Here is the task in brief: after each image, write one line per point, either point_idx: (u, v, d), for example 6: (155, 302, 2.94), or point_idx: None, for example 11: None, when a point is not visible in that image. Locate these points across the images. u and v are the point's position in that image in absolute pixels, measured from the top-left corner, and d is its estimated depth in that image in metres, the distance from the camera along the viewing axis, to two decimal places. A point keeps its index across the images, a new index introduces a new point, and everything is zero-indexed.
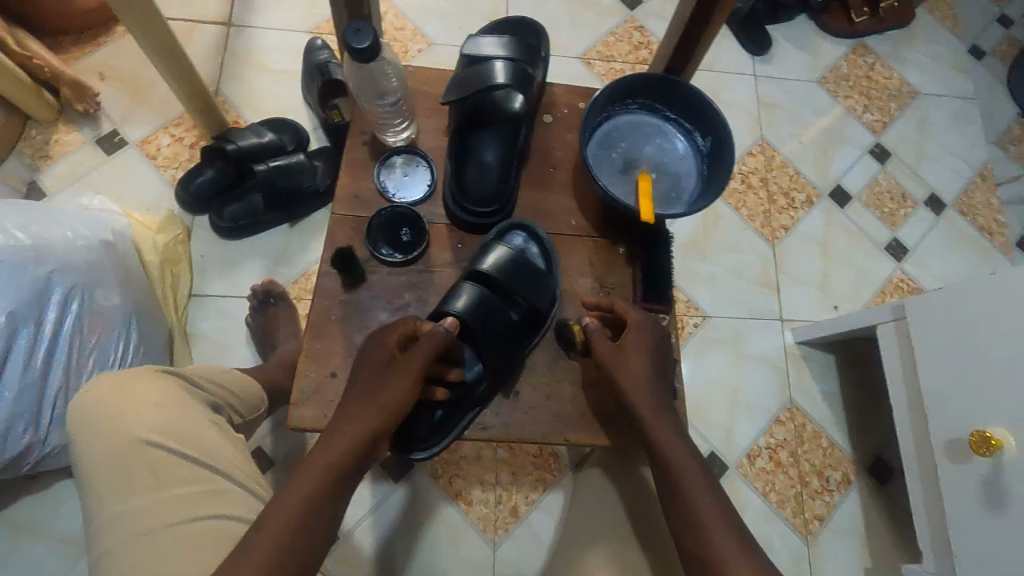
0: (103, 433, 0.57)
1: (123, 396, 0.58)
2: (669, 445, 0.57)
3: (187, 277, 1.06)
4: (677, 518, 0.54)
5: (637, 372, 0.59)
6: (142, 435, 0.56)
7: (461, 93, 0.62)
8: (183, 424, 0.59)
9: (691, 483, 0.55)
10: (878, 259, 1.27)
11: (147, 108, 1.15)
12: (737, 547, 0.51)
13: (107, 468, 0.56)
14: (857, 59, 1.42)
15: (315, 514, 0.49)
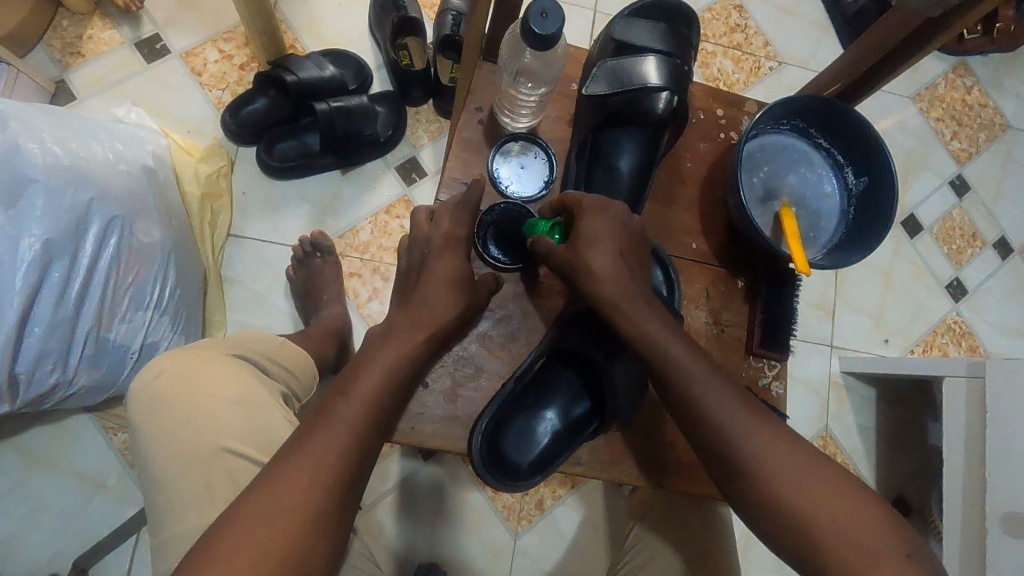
0: (180, 433, 0.54)
1: (198, 391, 0.55)
2: (671, 353, 0.51)
3: (226, 214, 0.97)
4: (695, 430, 0.50)
5: (600, 264, 0.53)
6: (221, 442, 0.53)
7: (610, 86, 0.54)
8: (261, 427, 0.56)
9: (707, 389, 0.50)
10: (937, 296, 1.23)
11: (195, 14, 1.02)
12: (769, 444, 0.48)
13: (183, 474, 0.52)
14: (956, 80, 1.33)
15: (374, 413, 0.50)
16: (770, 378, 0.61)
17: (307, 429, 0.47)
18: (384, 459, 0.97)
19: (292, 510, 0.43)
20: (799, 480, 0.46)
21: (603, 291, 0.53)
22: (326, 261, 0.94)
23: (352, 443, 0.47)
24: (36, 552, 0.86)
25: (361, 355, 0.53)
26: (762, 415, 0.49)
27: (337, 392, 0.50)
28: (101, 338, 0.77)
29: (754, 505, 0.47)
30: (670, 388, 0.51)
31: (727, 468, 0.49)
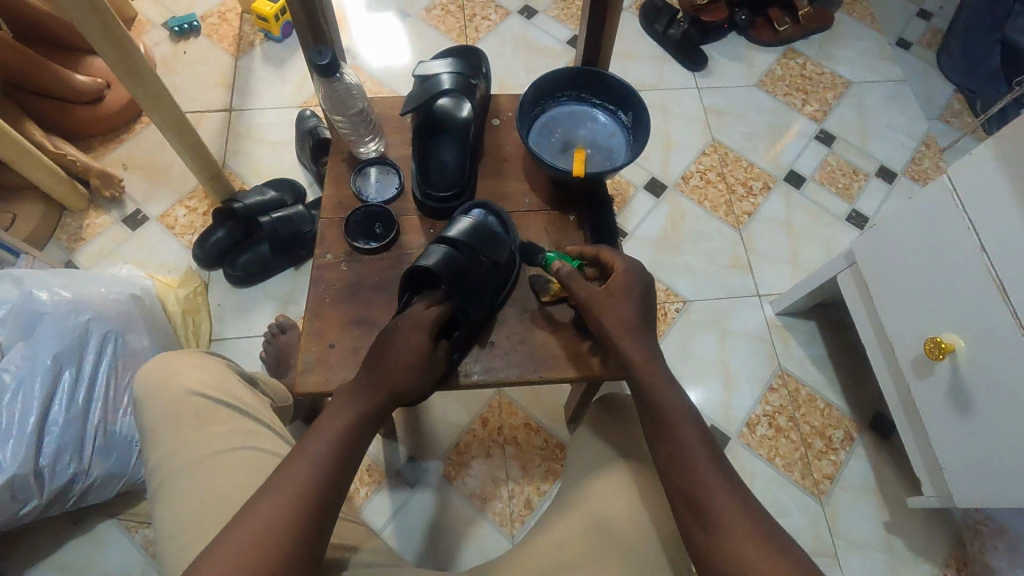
0: (156, 389, 0.66)
1: (169, 360, 0.68)
2: (673, 412, 0.58)
3: (207, 324, 1.17)
4: (672, 473, 0.55)
5: (620, 315, 0.63)
6: (187, 387, 0.66)
7: (416, 103, 0.76)
8: (221, 380, 0.68)
9: (698, 448, 0.55)
10: (841, 229, 1.36)
11: (165, 187, 1.31)
12: (738, 511, 0.51)
13: (160, 415, 0.64)
14: (789, 62, 1.58)
15: (348, 445, 0.54)
16: None
17: (289, 458, 0.52)
18: (376, 496, 1.06)
19: (285, 513, 0.48)
20: (759, 551, 0.49)
21: (622, 343, 0.62)
22: (291, 333, 1.12)
23: (335, 468, 0.52)
24: None
25: (342, 396, 0.58)
26: (746, 500, 0.52)
27: (322, 426, 0.55)
28: (108, 431, 0.93)
29: (710, 553, 0.51)
30: (662, 436, 0.57)
31: (694, 510, 0.53)
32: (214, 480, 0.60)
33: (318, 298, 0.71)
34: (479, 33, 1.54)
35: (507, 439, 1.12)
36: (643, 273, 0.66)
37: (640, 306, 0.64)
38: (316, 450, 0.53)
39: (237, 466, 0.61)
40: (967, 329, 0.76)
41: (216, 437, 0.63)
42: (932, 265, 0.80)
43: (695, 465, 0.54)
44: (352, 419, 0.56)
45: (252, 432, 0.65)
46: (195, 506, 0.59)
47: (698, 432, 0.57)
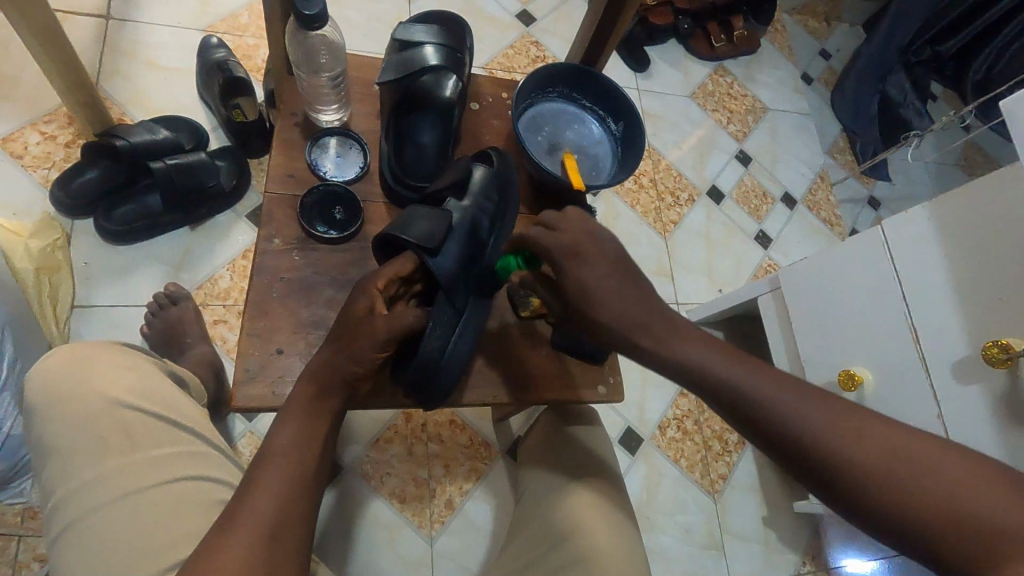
0: (72, 397, 0.58)
1: (86, 362, 0.60)
2: (731, 380, 0.49)
3: (69, 286, 0.95)
4: (764, 438, 0.48)
5: (607, 314, 0.53)
6: (114, 396, 0.59)
7: (398, 73, 0.64)
8: (152, 388, 0.61)
9: (773, 396, 0.48)
10: (750, 247, 1.47)
11: (9, 103, 1.02)
12: (858, 436, 0.45)
13: (78, 430, 0.57)
14: (720, 79, 1.64)
15: (311, 444, 0.50)
16: None
17: (254, 471, 0.47)
18: None
19: (265, 530, 0.43)
20: (896, 465, 0.44)
21: (626, 330, 0.52)
22: (183, 306, 0.95)
23: (303, 466, 0.48)
24: None
25: (292, 406, 0.52)
26: (845, 418, 0.46)
27: (274, 439, 0.49)
28: None
29: (861, 504, 0.44)
30: (740, 412, 0.48)
31: (812, 472, 0.46)
32: (145, 517, 0.55)
33: (263, 292, 0.60)
34: None
35: (431, 436, 1.06)
36: (587, 258, 0.53)
37: (615, 274, 0.54)
38: (279, 458, 0.48)
39: (174, 499, 0.56)
40: (875, 365, 0.86)
41: (154, 459, 0.57)
42: (854, 304, 0.89)
43: (778, 414, 0.47)
44: (311, 419, 0.51)
45: (196, 453, 0.60)
46: (125, 543, 0.54)
47: (749, 375, 0.49)
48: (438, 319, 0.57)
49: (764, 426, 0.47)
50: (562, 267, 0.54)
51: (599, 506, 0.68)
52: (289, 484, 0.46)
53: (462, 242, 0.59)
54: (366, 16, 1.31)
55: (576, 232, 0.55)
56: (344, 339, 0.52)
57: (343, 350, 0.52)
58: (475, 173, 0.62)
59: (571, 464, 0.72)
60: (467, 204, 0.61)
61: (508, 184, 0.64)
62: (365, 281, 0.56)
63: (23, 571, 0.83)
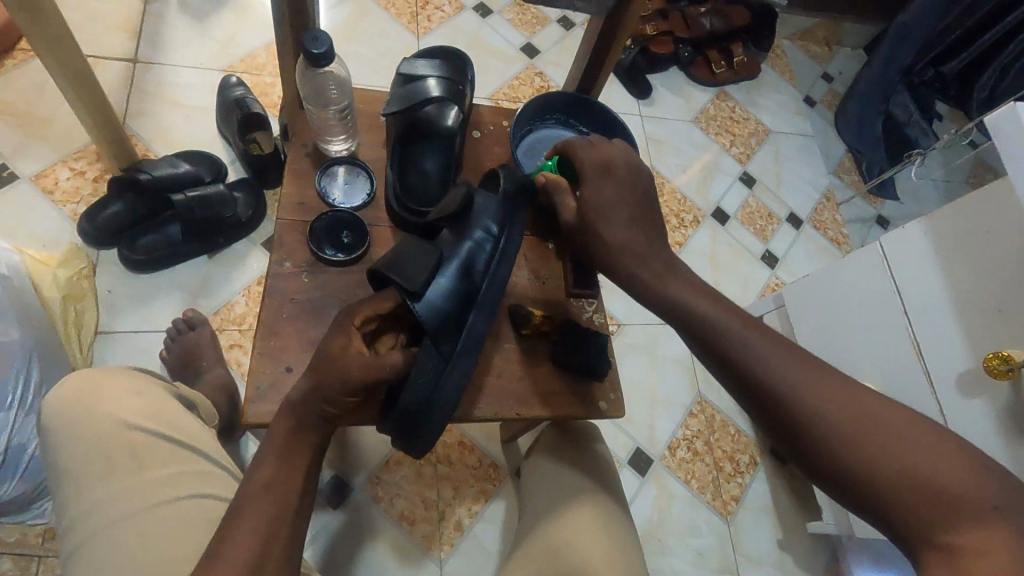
0: (86, 419, 0.61)
1: (99, 387, 0.63)
2: (725, 329, 0.51)
3: (93, 313, 0.99)
4: (743, 381, 0.49)
5: (614, 235, 0.58)
6: (124, 420, 0.61)
7: (401, 105, 0.68)
8: (162, 412, 0.64)
9: (753, 344, 0.50)
10: (756, 266, 1.47)
11: (42, 142, 1.09)
12: (834, 394, 0.47)
13: (91, 451, 0.60)
14: (722, 104, 1.68)
15: (294, 471, 0.52)
16: (591, 312, 0.74)
17: (237, 503, 0.49)
18: None
19: (249, 560, 0.46)
20: (870, 421, 0.45)
21: (631, 263, 0.57)
22: (200, 331, 0.99)
23: (286, 495, 0.50)
24: None
25: (270, 440, 0.53)
26: (819, 371, 0.48)
27: (254, 473, 0.51)
28: None
29: (823, 456, 0.46)
30: (721, 357, 0.51)
31: (780, 422, 0.48)
32: (152, 536, 0.57)
33: (274, 313, 0.63)
34: (431, 22, 1.46)
35: (440, 458, 1.07)
36: (624, 177, 0.60)
37: (631, 209, 0.59)
38: (262, 490, 0.50)
39: (182, 517, 0.58)
40: (881, 380, 0.86)
41: (159, 482, 0.60)
42: (857, 317, 0.89)
43: (754, 359, 0.49)
44: (291, 450, 0.53)
45: (200, 474, 0.62)
46: (134, 561, 0.56)
47: (738, 321, 0.52)
48: (423, 367, 0.58)
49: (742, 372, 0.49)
50: (586, 184, 0.60)
51: (599, 524, 0.68)
52: (272, 515, 0.49)
53: (455, 276, 0.60)
54: (377, 53, 1.38)
55: (606, 152, 0.61)
56: (319, 377, 0.54)
57: (321, 392, 0.54)
58: (472, 206, 0.64)
59: (571, 482, 0.73)
60: (461, 240, 0.62)
61: (510, 216, 0.65)
62: (348, 317, 0.57)
63: None
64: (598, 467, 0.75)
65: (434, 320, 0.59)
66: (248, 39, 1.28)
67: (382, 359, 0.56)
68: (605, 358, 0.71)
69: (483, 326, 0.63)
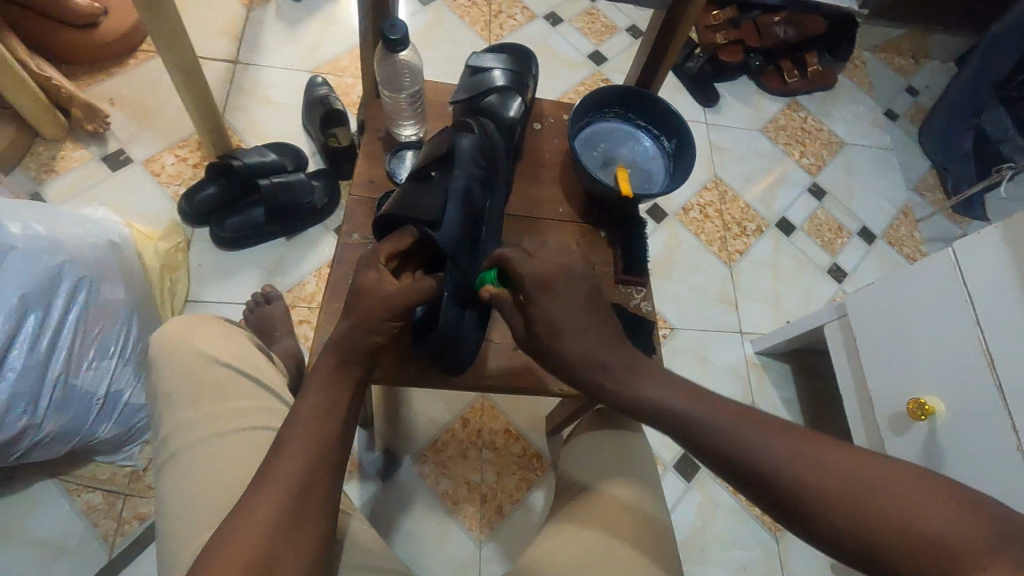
0: (180, 353, 0.69)
1: (194, 329, 0.72)
2: (702, 421, 0.50)
3: (184, 283, 1.10)
4: (730, 464, 0.49)
5: (574, 350, 0.56)
6: (211, 356, 0.69)
7: (468, 94, 0.74)
8: (243, 355, 0.72)
9: (723, 423, 0.50)
10: (822, 280, 1.42)
11: (154, 130, 1.23)
12: (815, 463, 0.46)
13: (182, 379, 0.68)
14: (792, 114, 1.64)
15: (334, 412, 0.57)
16: (639, 300, 0.75)
17: (284, 435, 0.54)
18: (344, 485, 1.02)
19: (292, 488, 0.51)
20: (854, 484, 0.45)
21: (594, 370, 0.56)
22: (274, 305, 1.07)
23: (327, 434, 0.55)
24: None
25: (313, 382, 0.59)
26: (795, 438, 0.48)
27: (302, 404, 0.57)
28: (69, 383, 0.86)
29: (823, 528, 0.45)
30: (711, 454, 0.50)
31: (775, 500, 0.47)
32: (225, 455, 0.63)
33: (340, 278, 0.69)
34: (503, 30, 1.52)
35: (486, 443, 1.10)
36: (573, 297, 0.57)
37: (587, 318, 0.57)
38: (305, 427, 0.55)
39: (251, 444, 0.64)
40: (948, 393, 0.81)
41: (234, 411, 0.66)
42: (925, 326, 0.85)
43: (732, 440, 0.49)
44: (332, 392, 0.58)
45: (270, 411, 0.69)
46: (206, 476, 0.62)
47: (708, 408, 0.51)
48: (451, 286, 0.63)
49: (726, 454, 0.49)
50: (532, 298, 0.58)
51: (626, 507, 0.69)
52: (313, 449, 0.54)
53: (459, 208, 0.64)
54: (450, 59, 1.46)
55: (547, 264, 0.58)
56: (358, 313, 0.59)
57: (366, 323, 0.59)
58: (461, 145, 0.67)
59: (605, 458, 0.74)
60: (453, 174, 0.66)
61: (492, 152, 0.69)
62: (371, 256, 0.62)
63: (125, 525, 0.94)
64: (633, 450, 0.75)
65: (452, 243, 0.63)
66: (334, 44, 1.39)
67: (419, 283, 0.62)
68: (651, 345, 0.71)
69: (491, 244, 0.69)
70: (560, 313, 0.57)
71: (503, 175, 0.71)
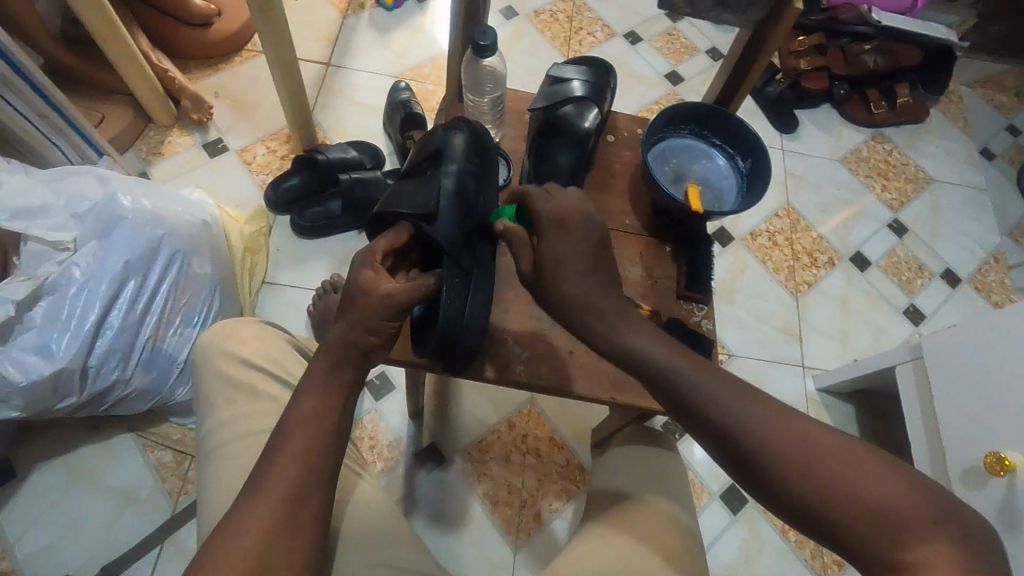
0: (217, 355, 0.74)
1: (231, 329, 0.76)
2: (681, 372, 0.50)
3: (263, 265, 1.18)
4: (695, 416, 0.49)
5: (571, 288, 0.56)
6: (246, 359, 0.73)
7: (547, 102, 0.76)
8: (277, 356, 0.76)
9: (701, 379, 0.50)
10: (896, 321, 1.35)
11: (250, 123, 1.32)
12: (786, 428, 0.47)
13: (219, 379, 0.72)
14: (876, 146, 1.57)
15: (326, 416, 0.58)
16: (700, 317, 0.74)
17: (277, 440, 0.56)
18: (390, 473, 1.06)
19: (283, 494, 0.53)
20: (815, 453, 0.45)
21: (581, 313, 0.55)
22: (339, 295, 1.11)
23: (318, 438, 0.57)
24: (66, 564, 0.93)
25: (307, 382, 0.60)
26: (769, 404, 0.48)
27: (294, 409, 0.58)
28: (156, 346, 0.93)
29: (780, 487, 0.46)
30: (676, 401, 0.50)
31: (735, 456, 0.48)
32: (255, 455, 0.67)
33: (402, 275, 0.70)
34: (582, 46, 1.55)
35: (529, 448, 1.11)
36: (593, 232, 0.59)
37: (589, 260, 0.58)
38: (296, 432, 0.56)
39: None
40: None
41: (261, 414, 0.70)
42: (1010, 376, 0.79)
43: (704, 397, 0.49)
44: (324, 396, 0.59)
45: None
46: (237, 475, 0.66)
47: (686, 362, 0.51)
48: (450, 287, 0.65)
49: (695, 409, 0.49)
50: (544, 234, 0.59)
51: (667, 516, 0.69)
52: (302, 455, 0.55)
53: (454, 208, 0.67)
54: (528, 71, 1.49)
55: (567, 205, 0.60)
56: (357, 316, 0.60)
57: (364, 326, 0.60)
58: (453, 143, 0.72)
59: (645, 467, 0.74)
60: (444, 175, 0.69)
61: (483, 152, 0.74)
62: (369, 252, 0.63)
63: (189, 485, 1.01)
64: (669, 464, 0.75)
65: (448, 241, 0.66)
66: (419, 52, 1.46)
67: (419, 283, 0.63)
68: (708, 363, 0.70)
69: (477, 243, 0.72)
70: (567, 249, 0.58)
71: (490, 181, 0.75)
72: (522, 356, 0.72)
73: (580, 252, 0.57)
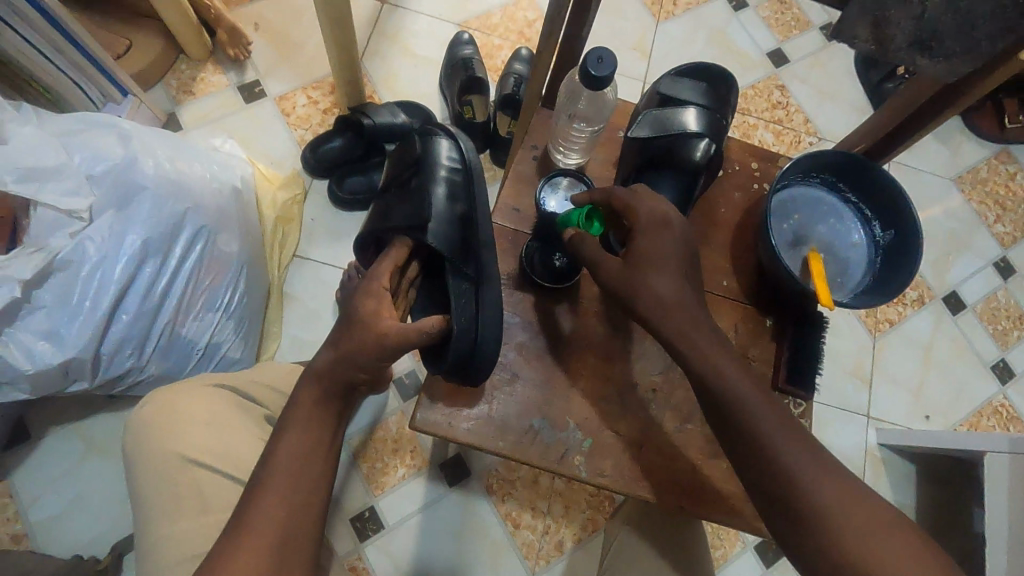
0: (153, 451, 0.63)
1: (171, 410, 0.64)
2: (752, 405, 0.51)
3: (295, 237, 1.08)
4: (754, 459, 0.51)
5: (660, 292, 0.55)
6: (185, 453, 0.62)
7: (653, 131, 0.61)
8: (227, 444, 0.65)
9: (763, 416, 0.51)
10: (982, 376, 1.20)
11: (291, 65, 1.17)
12: (835, 488, 0.48)
13: (157, 481, 0.61)
14: (999, 166, 1.35)
15: (312, 455, 0.52)
16: (795, 416, 0.63)
17: (259, 477, 0.51)
18: (410, 481, 1.00)
19: (273, 534, 0.48)
20: (861, 519, 0.47)
21: (664, 324, 0.55)
22: None
23: (307, 475, 0.51)
24: (75, 540, 0.90)
25: (291, 416, 0.54)
26: (824, 459, 0.50)
27: (280, 443, 0.53)
28: (175, 332, 0.86)
29: (827, 548, 0.46)
30: (727, 419, 0.52)
31: (786, 506, 0.49)
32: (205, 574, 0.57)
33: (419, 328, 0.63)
34: (676, 7, 1.32)
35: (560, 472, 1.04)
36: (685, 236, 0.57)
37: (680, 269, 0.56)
38: (280, 469, 0.51)
39: None
40: None
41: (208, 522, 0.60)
42: None
43: (765, 438, 0.50)
44: (311, 432, 0.53)
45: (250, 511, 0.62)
46: None
47: (759, 398, 0.52)
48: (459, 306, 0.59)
49: (755, 452, 0.51)
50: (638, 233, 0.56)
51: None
52: (288, 496, 0.50)
53: (448, 210, 0.62)
54: (609, 33, 1.29)
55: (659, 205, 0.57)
56: (348, 347, 0.55)
57: (355, 355, 0.54)
58: (437, 148, 0.65)
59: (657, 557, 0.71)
60: (429, 177, 0.63)
61: (473, 155, 0.66)
62: (364, 284, 0.58)
63: None
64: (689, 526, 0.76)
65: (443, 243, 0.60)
66: None
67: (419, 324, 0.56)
68: None
69: (496, 269, 0.63)
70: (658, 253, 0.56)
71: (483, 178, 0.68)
72: (583, 445, 0.60)
73: (676, 256, 0.56)
